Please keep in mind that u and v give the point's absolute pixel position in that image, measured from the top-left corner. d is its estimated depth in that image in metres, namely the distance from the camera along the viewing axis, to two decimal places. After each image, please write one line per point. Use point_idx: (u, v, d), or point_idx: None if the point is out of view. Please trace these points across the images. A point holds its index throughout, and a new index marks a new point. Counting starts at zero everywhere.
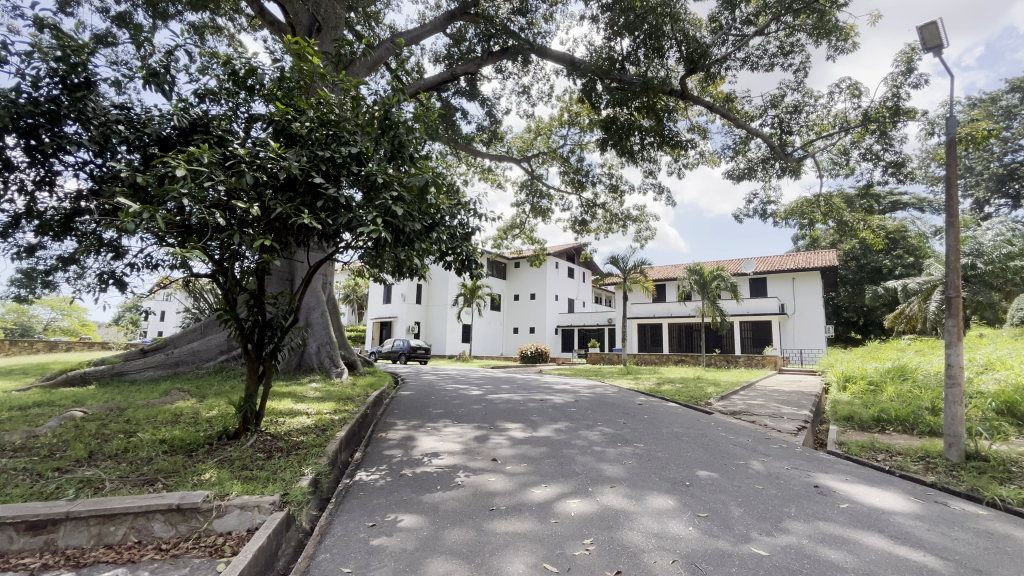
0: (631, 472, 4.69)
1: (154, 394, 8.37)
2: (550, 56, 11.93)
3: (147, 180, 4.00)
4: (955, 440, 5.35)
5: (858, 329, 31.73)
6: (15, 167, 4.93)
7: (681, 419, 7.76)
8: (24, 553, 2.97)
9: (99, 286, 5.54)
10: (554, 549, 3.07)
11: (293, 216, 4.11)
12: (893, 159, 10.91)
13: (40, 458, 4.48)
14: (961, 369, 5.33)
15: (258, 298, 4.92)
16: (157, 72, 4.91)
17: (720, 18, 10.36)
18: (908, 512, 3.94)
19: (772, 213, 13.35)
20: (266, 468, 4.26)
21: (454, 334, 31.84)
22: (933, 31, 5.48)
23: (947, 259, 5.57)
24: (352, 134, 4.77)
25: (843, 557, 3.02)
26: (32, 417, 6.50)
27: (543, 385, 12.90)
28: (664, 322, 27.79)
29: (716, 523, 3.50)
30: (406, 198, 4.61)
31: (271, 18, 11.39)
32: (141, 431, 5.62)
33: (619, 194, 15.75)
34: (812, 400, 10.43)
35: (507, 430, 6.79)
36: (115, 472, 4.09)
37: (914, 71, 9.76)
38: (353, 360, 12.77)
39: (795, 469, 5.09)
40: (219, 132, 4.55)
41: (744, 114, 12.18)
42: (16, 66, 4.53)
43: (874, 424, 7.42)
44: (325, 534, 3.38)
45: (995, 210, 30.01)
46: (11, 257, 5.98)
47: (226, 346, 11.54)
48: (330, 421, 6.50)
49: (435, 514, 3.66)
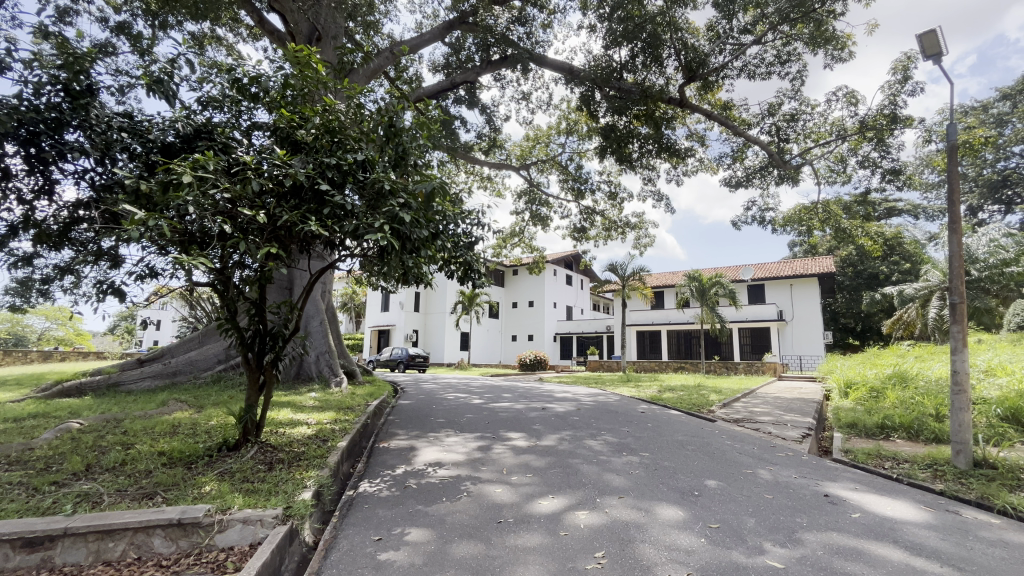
0: (637, 482, 4.63)
1: (152, 404, 8.30)
2: (549, 65, 11.99)
3: (152, 187, 3.98)
4: (962, 447, 5.30)
5: (856, 334, 31.78)
6: (13, 176, 4.88)
7: (685, 427, 7.71)
8: (20, 571, 2.88)
9: (98, 296, 5.48)
10: (566, 562, 3.01)
11: (299, 223, 4.09)
12: (891, 166, 10.96)
13: (36, 471, 4.39)
14: (967, 375, 5.31)
15: (259, 307, 4.85)
16: (160, 79, 4.91)
17: (717, 27, 10.45)
18: (921, 521, 3.89)
19: (771, 220, 13.36)
20: (268, 481, 4.18)
21: (453, 342, 31.76)
22: (932, 40, 5.51)
23: (950, 266, 5.56)
24: (357, 142, 4.75)
25: (860, 569, 2.97)
26: (27, 429, 6.40)
27: (544, 393, 12.81)
28: (663, 329, 27.75)
29: (728, 534, 3.45)
30: (412, 205, 4.57)
31: (270, 27, 11.40)
32: (139, 443, 5.53)
33: (617, 201, 15.77)
34: (814, 408, 10.39)
35: (509, 439, 6.72)
36: (114, 485, 4.00)
37: (910, 79, 9.84)
38: (352, 370, 12.68)
39: (803, 478, 5.03)
40: (223, 139, 4.53)
41: (742, 122, 12.24)
42: (18, 73, 4.51)
43: (879, 431, 7.37)
44: (330, 549, 3.30)
45: (988, 216, 30.24)
46: (6, 265, 5.91)
47: (224, 355, 11.46)
48: (331, 431, 6.42)
49: (442, 527, 3.59)
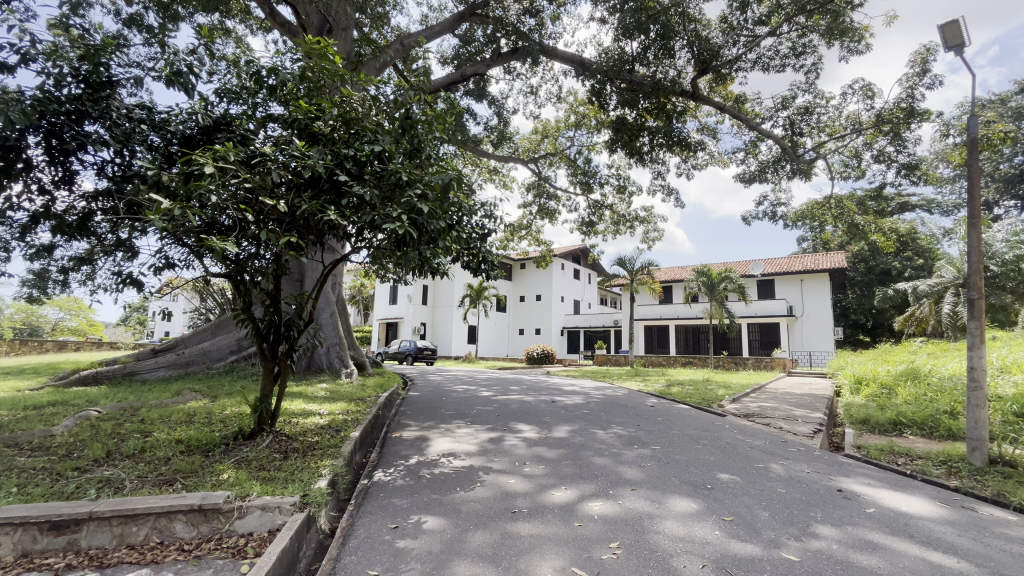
0: (650, 475, 4.63)
1: (166, 394, 8.42)
2: (558, 57, 11.88)
3: (174, 178, 4.02)
4: (978, 444, 5.26)
5: (867, 331, 31.51)
6: (35, 166, 4.90)
7: (694, 421, 7.69)
8: (48, 553, 2.95)
9: (115, 287, 5.54)
10: (581, 552, 3.03)
11: (318, 213, 4.14)
12: (907, 160, 10.80)
13: (59, 458, 4.48)
14: (984, 372, 5.22)
15: (274, 297, 4.86)
16: (179, 71, 4.93)
17: (731, 19, 10.24)
18: (935, 517, 3.86)
19: (782, 215, 13.24)
20: (284, 469, 4.23)
21: (460, 335, 31.93)
22: (954, 30, 5.40)
23: (969, 262, 5.45)
24: (373, 134, 4.79)
25: (876, 562, 2.97)
26: (47, 416, 6.54)
27: (553, 386, 12.87)
28: (671, 324, 27.74)
29: (743, 527, 3.43)
30: (429, 196, 4.58)
31: (281, 19, 11.36)
32: (157, 431, 5.62)
33: (626, 195, 15.64)
34: (825, 403, 10.34)
35: (521, 431, 6.74)
36: (135, 472, 4.08)
37: (929, 71, 9.65)
38: (363, 361, 12.81)
39: (816, 473, 5.01)
40: (240, 132, 4.66)
41: (755, 115, 12.07)
42: (40, 65, 4.52)
43: (891, 427, 7.31)
44: (348, 536, 3.34)
45: (1004, 212, 29.78)
46: (24, 255, 6.00)
47: (237, 346, 11.58)
48: (343, 421, 6.50)
49: (457, 516, 3.62)
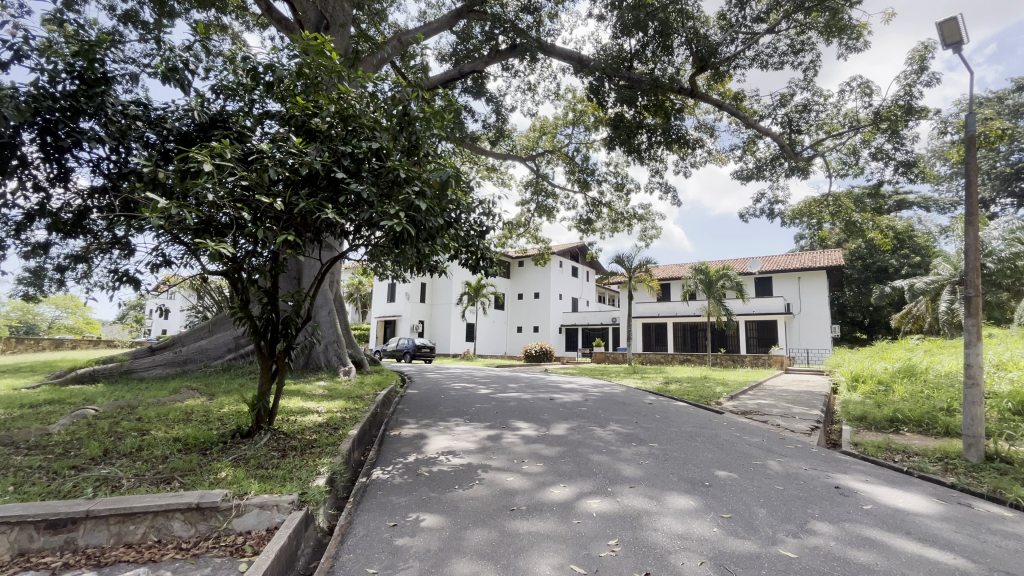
0: (648, 472, 4.64)
1: (164, 392, 8.40)
2: (557, 54, 11.84)
3: (170, 175, 4.00)
4: (975, 441, 5.27)
5: (864, 328, 31.62)
6: (30, 163, 4.87)
7: (692, 419, 7.70)
8: (45, 552, 2.94)
9: (111, 284, 5.52)
10: (580, 550, 3.03)
11: (315, 211, 4.12)
12: (904, 158, 10.82)
13: (56, 456, 4.46)
14: (981, 369, 5.23)
15: (272, 295, 4.85)
16: (175, 67, 4.90)
17: (729, 16, 10.23)
18: (932, 514, 3.87)
19: (780, 212, 13.25)
20: (282, 468, 4.22)
21: (458, 333, 31.92)
22: (953, 27, 5.40)
23: (966, 259, 5.47)
24: (371, 130, 4.76)
25: (874, 559, 2.97)
26: (43, 415, 6.51)
27: (551, 384, 12.88)
28: (669, 321, 27.78)
29: (741, 524, 3.44)
30: (426, 193, 4.56)
31: (278, 16, 11.30)
32: (154, 429, 5.61)
33: (624, 192, 15.63)
34: (822, 400, 10.37)
35: (519, 428, 6.75)
36: (131, 470, 4.06)
37: (926, 69, 9.66)
38: (361, 359, 12.79)
39: (814, 470, 5.02)
40: (237, 128, 4.63)
41: (753, 113, 12.06)
42: (35, 61, 4.49)
43: (888, 424, 7.33)
44: (346, 534, 3.33)
45: (1000, 210, 29.89)
46: (19, 253, 5.97)
47: (234, 344, 11.55)
48: (341, 419, 6.49)
49: (456, 514, 3.61)
